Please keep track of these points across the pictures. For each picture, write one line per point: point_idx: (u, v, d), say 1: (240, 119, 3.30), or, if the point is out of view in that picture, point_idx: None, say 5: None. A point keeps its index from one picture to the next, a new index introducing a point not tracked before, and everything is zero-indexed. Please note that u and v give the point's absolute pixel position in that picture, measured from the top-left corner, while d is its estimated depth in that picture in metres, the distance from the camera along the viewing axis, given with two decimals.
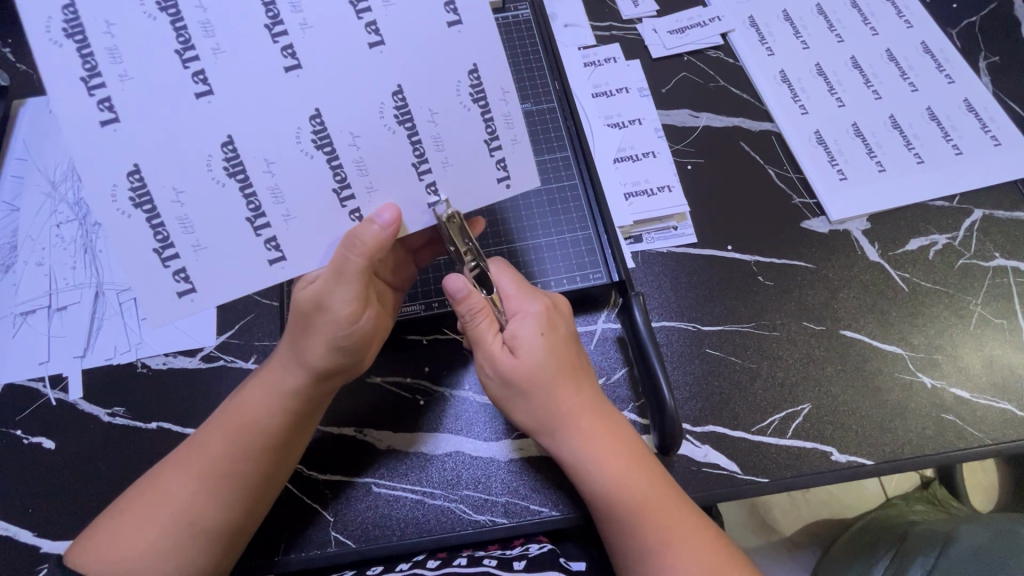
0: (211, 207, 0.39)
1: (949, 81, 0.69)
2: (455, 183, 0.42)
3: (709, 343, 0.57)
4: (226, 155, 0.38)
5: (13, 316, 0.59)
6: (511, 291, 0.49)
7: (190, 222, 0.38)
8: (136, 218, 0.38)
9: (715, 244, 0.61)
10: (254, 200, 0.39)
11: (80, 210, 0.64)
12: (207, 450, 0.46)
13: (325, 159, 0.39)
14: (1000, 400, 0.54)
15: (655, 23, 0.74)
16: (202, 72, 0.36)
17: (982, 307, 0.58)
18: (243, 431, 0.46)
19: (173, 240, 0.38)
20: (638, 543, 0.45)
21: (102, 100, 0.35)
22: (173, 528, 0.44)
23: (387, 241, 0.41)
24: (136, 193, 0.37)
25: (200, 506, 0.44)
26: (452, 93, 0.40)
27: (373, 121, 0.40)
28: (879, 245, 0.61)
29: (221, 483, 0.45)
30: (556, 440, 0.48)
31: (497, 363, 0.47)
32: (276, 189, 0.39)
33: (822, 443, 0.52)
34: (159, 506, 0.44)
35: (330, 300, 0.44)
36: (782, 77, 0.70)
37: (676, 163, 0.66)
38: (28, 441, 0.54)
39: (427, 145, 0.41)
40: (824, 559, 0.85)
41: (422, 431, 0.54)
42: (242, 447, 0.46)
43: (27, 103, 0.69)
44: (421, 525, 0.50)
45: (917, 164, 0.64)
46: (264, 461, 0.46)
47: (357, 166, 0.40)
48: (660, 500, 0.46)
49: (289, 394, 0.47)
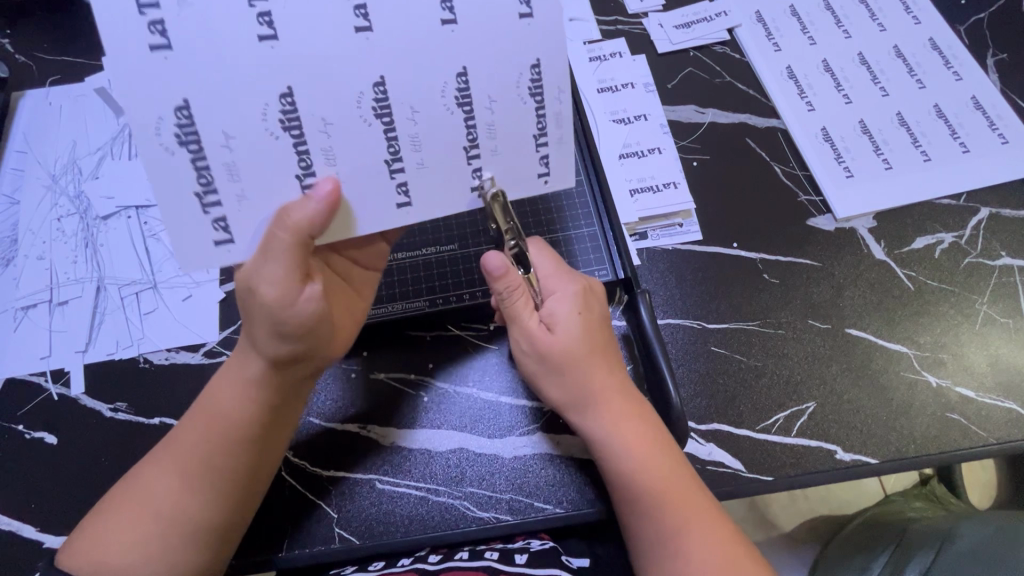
0: (264, 160, 0.39)
1: (957, 78, 0.68)
2: (427, 186, 0.42)
3: (714, 341, 0.56)
4: (283, 107, 0.38)
5: (14, 310, 0.58)
6: (548, 271, 0.51)
7: (237, 169, 0.39)
8: (180, 155, 0.38)
9: (721, 242, 0.61)
10: (306, 158, 0.40)
11: (80, 203, 0.63)
12: (181, 446, 0.46)
13: (383, 129, 0.40)
14: (1005, 400, 0.54)
15: (660, 18, 0.73)
16: (267, 14, 0.36)
17: (988, 306, 0.58)
18: (216, 426, 0.46)
19: (217, 186, 0.39)
20: (661, 529, 0.45)
21: (156, 22, 0.35)
22: (152, 528, 0.44)
23: (316, 217, 0.39)
24: (183, 129, 0.37)
25: (180, 504, 0.44)
26: (439, 93, 0.40)
27: (349, 111, 0.39)
28: (885, 243, 0.61)
29: (199, 481, 0.45)
30: (585, 416, 0.48)
31: (533, 337, 0.49)
32: (231, 165, 0.39)
33: (826, 442, 0.52)
34: (139, 506, 0.44)
35: (258, 282, 0.41)
36: (789, 72, 0.70)
37: (681, 159, 0.65)
38: (30, 437, 0.54)
39: (403, 143, 0.40)
40: (823, 555, 0.85)
41: (426, 427, 0.54)
42: (216, 443, 0.45)
43: (26, 95, 0.68)
44: (425, 521, 0.50)
45: (923, 161, 0.64)
46: (240, 455, 0.46)
47: (411, 141, 0.40)
48: (680, 484, 0.46)
49: (252, 385, 0.46)
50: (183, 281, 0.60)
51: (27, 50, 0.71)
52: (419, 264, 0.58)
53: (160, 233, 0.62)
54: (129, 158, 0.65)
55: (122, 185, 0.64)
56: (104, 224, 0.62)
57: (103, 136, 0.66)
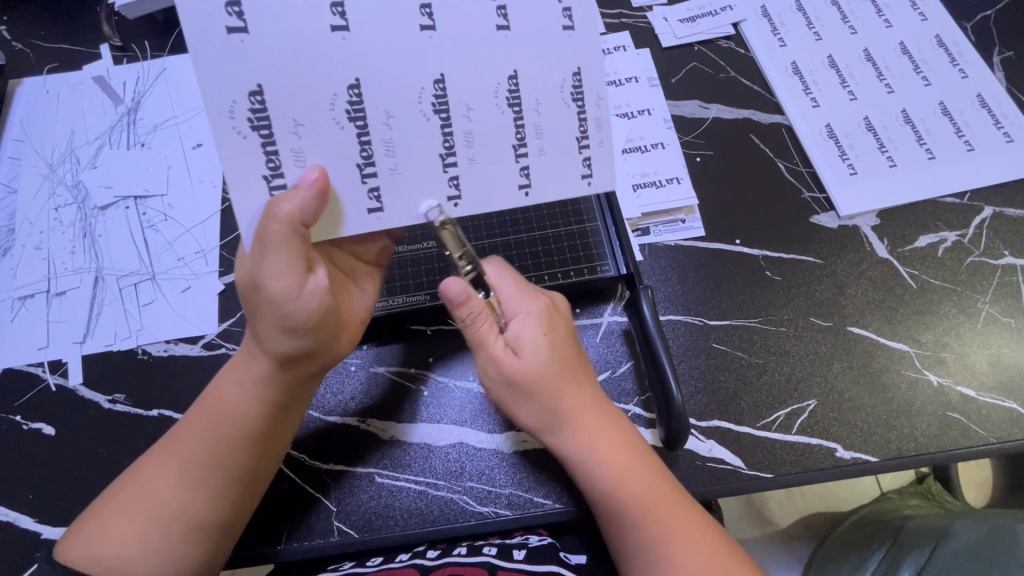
0: (327, 148, 0.39)
1: (963, 76, 0.68)
2: (478, 179, 0.42)
3: (716, 338, 0.56)
4: (350, 98, 0.39)
5: (12, 300, 0.58)
6: (510, 293, 0.48)
7: (303, 155, 0.39)
8: (253, 138, 0.39)
9: (723, 238, 0.61)
10: (368, 148, 0.40)
11: (78, 193, 0.62)
12: (187, 442, 0.45)
13: (440, 124, 0.40)
14: (1006, 399, 0.53)
15: (665, 12, 0.72)
16: (340, 5, 0.37)
17: (991, 306, 0.57)
18: (223, 423, 0.46)
19: (283, 170, 0.39)
20: (641, 538, 0.45)
21: (232, 4, 0.36)
22: (156, 522, 0.44)
23: (307, 206, 0.38)
24: (257, 114, 0.38)
25: (184, 500, 0.44)
26: (490, 93, 0.40)
27: (410, 105, 0.39)
28: (888, 241, 0.61)
29: (205, 477, 0.45)
30: (560, 440, 0.47)
31: (500, 366, 0.46)
32: (299, 151, 0.39)
33: (827, 439, 0.52)
34: (142, 501, 0.44)
35: (263, 278, 0.41)
36: (794, 68, 0.69)
37: (685, 155, 0.65)
38: (28, 427, 0.53)
39: (458, 139, 0.40)
40: (818, 551, 0.85)
41: (425, 422, 0.54)
42: (223, 440, 0.45)
43: (23, 83, 0.68)
44: (424, 516, 0.50)
45: (928, 159, 0.64)
46: (247, 453, 0.46)
47: (465, 138, 0.40)
48: (660, 496, 0.46)
49: (261, 382, 0.46)
50: (182, 273, 0.59)
51: (24, 37, 0.70)
52: (417, 258, 0.58)
53: (159, 224, 0.61)
54: (128, 147, 0.64)
55: (120, 174, 0.63)
56: (103, 214, 0.61)
57: (101, 125, 0.65)
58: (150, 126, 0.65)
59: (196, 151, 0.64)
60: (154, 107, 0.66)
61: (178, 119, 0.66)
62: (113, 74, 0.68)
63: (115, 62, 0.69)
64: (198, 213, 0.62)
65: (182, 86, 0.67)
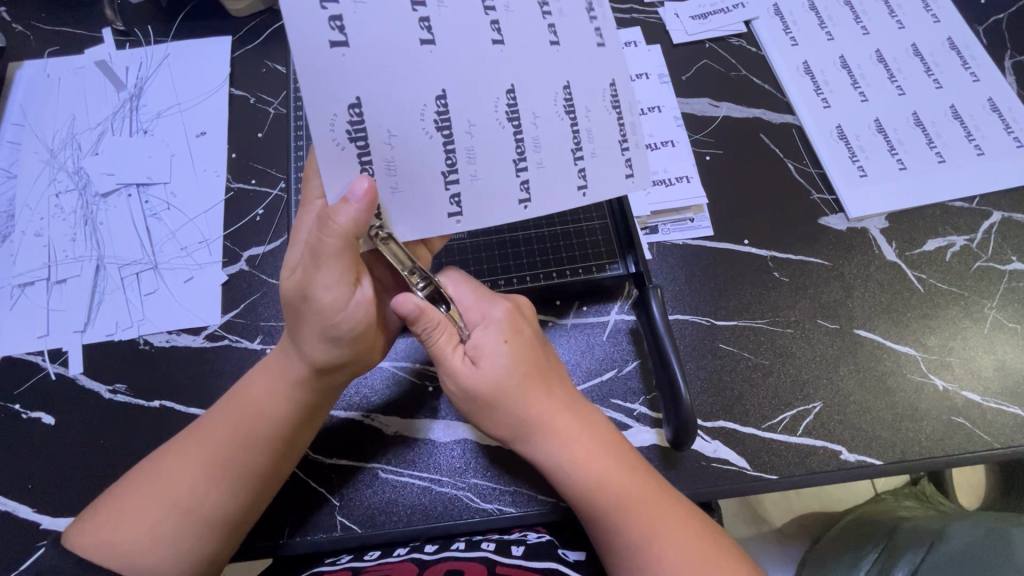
0: (416, 154, 0.40)
1: (975, 80, 0.67)
2: (549, 183, 0.43)
3: (723, 339, 0.56)
4: (438, 108, 0.39)
5: (11, 287, 0.57)
6: (468, 301, 0.49)
7: (394, 164, 0.40)
8: (352, 151, 0.39)
9: (731, 238, 0.60)
10: (452, 156, 0.40)
11: (80, 179, 0.61)
12: (210, 435, 0.45)
13: (513, 132, 0.41)
14: (1011, 405, 0.54)
15: (677, 8, 0.71)
16: (428, 20, 0.38)
17: (998, 311, 0.57)
18: (248, 420, 0.46)
19: (376, 180, 0.40)
20: (628, 538, 0.45)
21: (335, 18, 0.36)
22: (172, 514, 0.43)
23: (359, 219, 0.39)
24: (355, 126, 0.38)
25: (202, 493, 0.44)
26: (551, 103, 0.42)
27: (487, 114, 0.40)
28: (897, 244, 0.60)
29: (224, 473, 0.44)
30: (531, 446, 0.47)
31: (459, 376, 0.46)
32: (391, 160, 0.39)
33: (831, 442, 0.52)
34: (161, 491, 0.44)
35: (311, 286, 0.42)
36: (805, 68, 0.69)
37: (694, 153, 0.64)
38: (27, 417, 0.53)
39: (528, 145, 0.42)
40: (813, 550, 0.86)
41: (430, 418, 0.53)
42: (246, 436, 0.45)
43: (23, 66, 0.67)
44: (427, 512, 0.50)
45: (938, 163, 0.63)
46: (268, 451, 0.46)
47: (534, 143, 0.42)
48: (642, 495, 0.45)
49: (293, 384, 0.46)
50: (185, 263, 0.58)
51: (24, 18, 0.69)
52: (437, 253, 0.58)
53: (162, 213, 0.60)
54: (130, 134, 0.63)
55: (122, 162, 0.62)
56: (105, 201, 0.60)
57: (104, 111, 0.64)
58: (153, 113, 0.64)
59: (200, 139, 0.63)
60: (158, 95, 0.65)
61: (182, 107, 0.65)
62: (116, 59, 0.67)
63: (117, 47, 0.67)
64: (202, 202, 0.61)
65: (186, 74, 0.66)
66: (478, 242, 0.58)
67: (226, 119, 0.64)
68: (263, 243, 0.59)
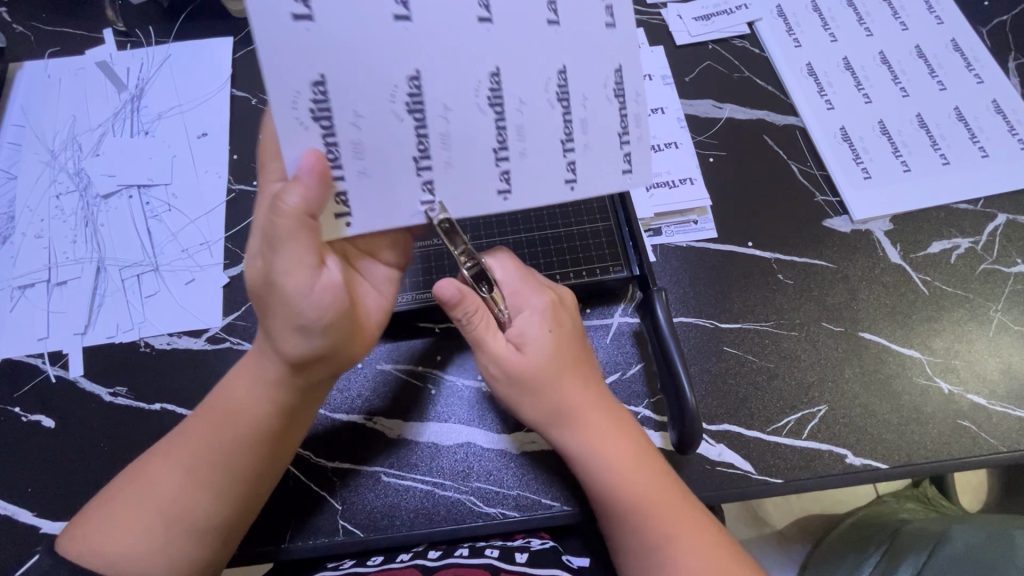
0: (386, 137, 0.40)
1: (978, 81, 0.67)
2: (528, 174, 0.42)
3: (727, 342, 0.56)
4: (410, 90, 0.39)
5: (11, 289, 0.57)
6: (514, 286, 0.49)
7: (361, 147, 0.39)
8: (316, 132, 0.39)
9: (735, 240, 0.60)
10: (424, 140, 0.40)
11: (81, 180, 0.61)
12: (194, 439, 0.45)
13: (494, 118, 0.40)
14: (1016, 408, 0.53)
15: (680, 9, 0.71)
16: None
17: (1003, 314, 0.57)
18: (230, 423, 0.45)
19: (342, 162, 0.39)
20: (643, 538, 0.45)
21: None
22: (161, 522, 0.43)
23: (311, 196, 0.38)
24: (318, 105, 0.38)
25: (191, 500, 0.43)
26: (541, 89, 0.40)
27: (467, 99, 0.40)
28: (901, 247, 0.60)
29: (211, 478, 0.44)
30: (563, 436, 0.47)
31: (501, 361, 0.46)
32: (357, 143, 0.39)
33: (836, 446, 0.52)
34: (147, 499, 0.43)
35: (277, 271, 0.40)
36: (809, 69, 0.68)
37: (698, 155, 0.64)
38: (27, 420, 0.53)
39: (510, 132, 0.41)
40: (815, 552, 0.86)
41: (433, 421, 0.53)
42: (229, 439, 0.45)
43: (24, 66, 0.66)
44: (430, 515, 0.49)
45: (942, 165, 0.63)
46: (254, 455, 0.45)
47: (517, 131, 0.41)
48: (658, 491, 0.45)
49: (273, 383, 0.45)
50: (186, 265, 0.58)
51: (25, 19, 0.69)
52: (431, 254, 0.57)
53: (163, 214, 0.60)
54: (131, 135, 0.63)
55: (123, 163, 0.62)
56: (106, 202, 0.60)
57: (105, 112, 0.64)
58: (155, 114, 0.64)
59: (201, 140, 0.63)
60: (159, 95, 0.65)
61: (183, 109, 0.64)
62: (117, 59, 0.66)
63: (119, 48, 0.67)
64: (203, 204, 0.60)
65: (187, 74, 0.66)
66: (479, 244, 0.58)
67: (228, 119, 0.64)
68: None
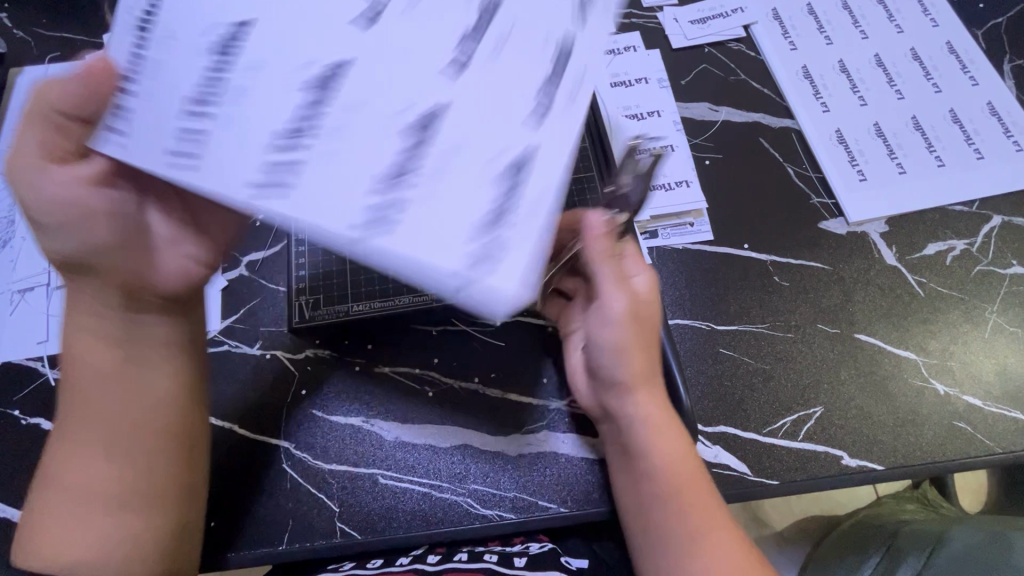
0: (178, 74, 0.34)
1: (973, 83, 0.67)
2: (303, 172, 0.32)
3: (723, 344, 0.56)
4: (223, 37, 0.34)
5: (11, 293, 0.57)
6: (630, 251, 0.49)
7: (157, 71, 0.35)
8: (129, 38, 0.35)
9: (731, 243, 0.60)
10: (212, 88, 0.34)
11: None
12: (68, 421, 0.42)
13: (302, 104, 0.33)
14: (1012, 409, 0.54)
15: (676, 13, 0.72)
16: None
17: (998, 315, 0.57)
18: (88, 385, 0.42)
19: (135, 80, 0.35)
20: (697, 521, 0.44)
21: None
22: (83, 504, 0.41)
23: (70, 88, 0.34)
24: (146, 21, 0.35)
25: (97, 472, 0.41)
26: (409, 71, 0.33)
27: (286, 71, 0.33)
28: (897, 249, 0.60)
29: (97, 442, 0.42)
30: (648, 400, 0.46)
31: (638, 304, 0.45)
32: (155, 65, 0.35)
33: (832, 448, 0.52)
34: (60, 491, 0.41)
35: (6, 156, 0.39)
36: (805, 72, 0.69)
37: (694, 158, 0.65)
38: (26, 423, 0.53)
39: (313, 128, 0.33)
40: (814, 554, 0.86)
41: (430, 423, 0.53)
42: (94, 397, 0.42)
43: (24, 72, 0.67)
44: (428, 518, 0.50)
45: (938, 167, 0.63)
46: (124, 400, 0.43)
47: (329, 129, 0.32)
48: (696, 488, 0.45)
49: (99, 318, 0.42)
50: None
51: (25, 24, 0.69)
52: None
53: None
54: None
55: None
56: None
57: None
58: None
59: None
60: None
61: None
62: None
63: None
64: None
65: None
66: None
67: None
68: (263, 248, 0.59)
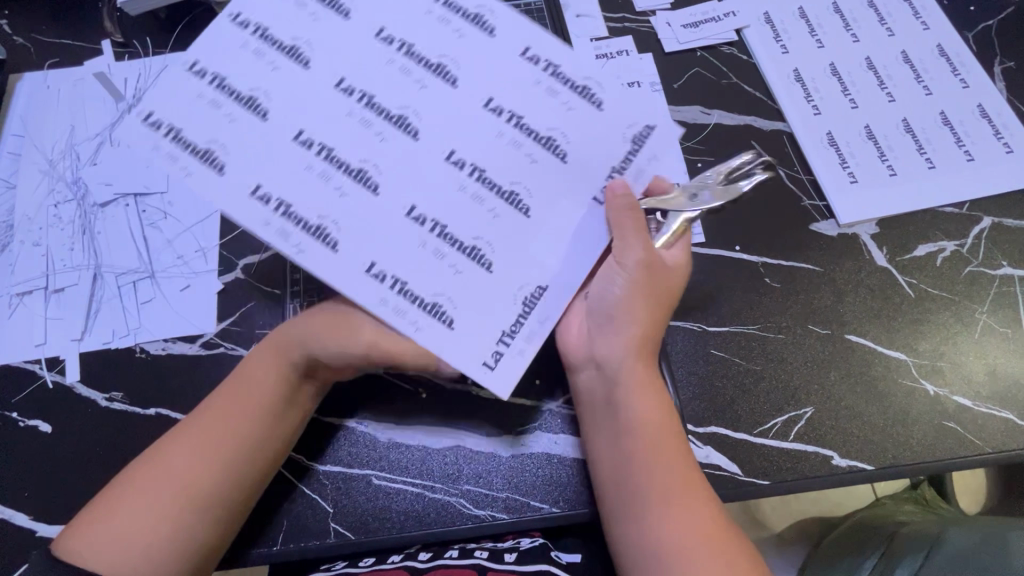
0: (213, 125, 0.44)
1: (964, 85, 0.68)
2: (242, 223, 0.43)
3: (715, 345, 0.56)
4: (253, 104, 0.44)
5: (9, 296, 0.58)
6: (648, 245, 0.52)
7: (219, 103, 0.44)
8: None
9: (723, 245, 0.61)
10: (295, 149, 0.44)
11: (78, 189, 0.62)
12: (195, 432, 0.47)
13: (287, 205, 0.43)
14: (1002, 409, 0.54)
15: (669, 17, 0.72)
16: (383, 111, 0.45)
17: (987, 316, 0.58)
18: (237, 408, 0.48)
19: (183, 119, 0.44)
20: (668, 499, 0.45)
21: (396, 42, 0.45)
22: (172, 504, 0.44)
23: None
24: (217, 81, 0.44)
25: (199, 481, 0.45)
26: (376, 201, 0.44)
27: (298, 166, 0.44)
28: (887, 250, 0.61)
29: (216, 459, 0.46)
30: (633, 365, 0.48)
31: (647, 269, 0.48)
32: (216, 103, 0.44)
33: (822, 448, 0.52)
34: (151, 489, 0.44)
35: None
36: (796, 75, 0.69)
37: (687, 160, 0.65)
38: (24, 425, 0.53)
39: (294, 226, 0.43)
40: (812, 555, 0.86)
41: (423, 423, 0.53)
42: (236, 420, 0.47)
43: (23, 78, 0.68)
44: (421, 517, 0.50)
45: (928, 169, 0.64)
46: (251, 430, 0.47)
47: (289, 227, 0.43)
48: (675, 461, 0.46)
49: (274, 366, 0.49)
50: (182, 271, 0.59)
51: (25, 31, 0.70)
52: None
53: (158, 222, 0.61)
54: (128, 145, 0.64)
55: (121, 171, 0.63)
56: (104, 210, 0.61)
57: (102, 122, 0.65)
58: None
59: None
60: None
61: None
62: (115, 70, 0.68)
63: (116, 58, 0.68)
64: (198, 212, 0.61)
65: None
66: None
67: None
68: (260, 251, 0.60)
